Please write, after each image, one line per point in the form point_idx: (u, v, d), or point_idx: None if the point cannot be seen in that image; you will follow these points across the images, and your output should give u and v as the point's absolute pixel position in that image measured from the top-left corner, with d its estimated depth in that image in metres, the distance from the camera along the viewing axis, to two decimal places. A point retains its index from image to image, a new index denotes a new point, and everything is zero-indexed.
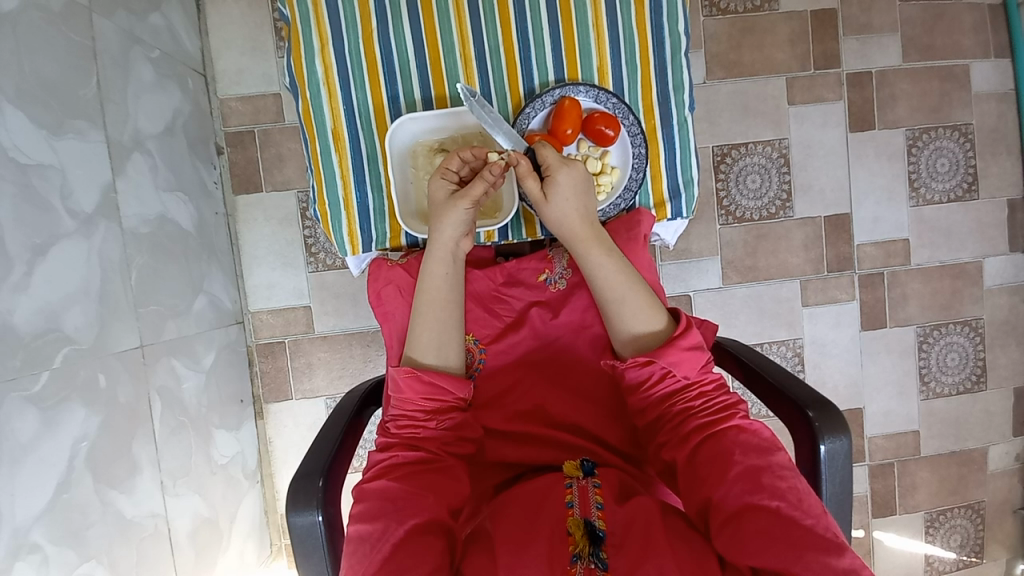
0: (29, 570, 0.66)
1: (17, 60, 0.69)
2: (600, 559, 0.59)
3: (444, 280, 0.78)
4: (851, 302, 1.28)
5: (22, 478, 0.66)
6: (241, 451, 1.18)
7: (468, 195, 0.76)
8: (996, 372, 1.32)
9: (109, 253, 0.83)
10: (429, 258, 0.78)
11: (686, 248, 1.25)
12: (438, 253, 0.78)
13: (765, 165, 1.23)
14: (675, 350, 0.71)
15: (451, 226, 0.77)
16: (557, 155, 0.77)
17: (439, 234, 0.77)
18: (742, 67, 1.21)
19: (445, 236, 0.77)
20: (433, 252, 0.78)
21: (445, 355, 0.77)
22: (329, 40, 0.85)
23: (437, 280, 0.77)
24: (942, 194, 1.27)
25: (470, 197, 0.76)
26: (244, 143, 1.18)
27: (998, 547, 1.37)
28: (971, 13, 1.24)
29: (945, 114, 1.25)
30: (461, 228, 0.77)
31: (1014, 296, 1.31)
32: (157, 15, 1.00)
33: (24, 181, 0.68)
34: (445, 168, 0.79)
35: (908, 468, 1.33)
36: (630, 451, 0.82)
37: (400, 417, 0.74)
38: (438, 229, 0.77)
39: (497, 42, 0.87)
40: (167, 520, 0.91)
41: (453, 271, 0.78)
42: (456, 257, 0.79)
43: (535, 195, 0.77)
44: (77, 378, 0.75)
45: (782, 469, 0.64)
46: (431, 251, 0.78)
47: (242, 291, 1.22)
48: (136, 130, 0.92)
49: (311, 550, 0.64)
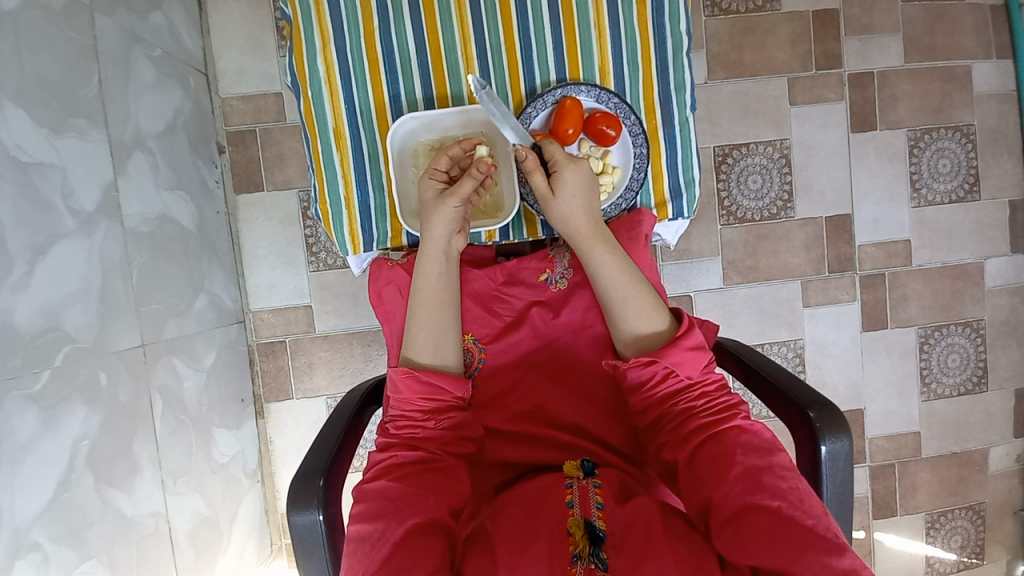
0: (29, 569, 0.66)
1: (17, 59, 0.68)
2: (600, 559, 0.59)
3: (437, 279, 0.78)
4: (851, 302, 1.28)
5: (22, 478, 0.66)
6: (242, 451, 1.18)
7: (457, 193, 0.77)
8: (996, 372, 1.32)
9: (110, 252, 0.82)
10: (421, 258, 0.78)
11: (686, 248, 1.25)
12: (431, 252, 0.78)
13: (766, 165, 1.23)
14: (679, 349, 0.71)
15: (441, 225, 0.77)
16: (563, 151, 0.77)
17: (431, 232, 0.77)
18: (743, 68, 1.21)
19: (437, 235, 0.77)
20: (425, 252, 0.78)
21: (441, 354, 0.77)
22: (330, 38, 0.85)
23: (430, 279, 0.78)
24: (943, 195, 1.27)
25: (459, 194, 0.76)
26: (244, 142, 1.18)
27: (998, 549, 1.36)
28: (972, 14, 1.24)
29: (945, 115, 1.25)
30: (450, 226, 0.78)
31: (1014, 297, 1.31)
32: (157, 14, 1.00)
33: (24, 180, 0.68)
34: (433, 168, 0.79)
35: (908, 469, 1.33)
36: (631, 451, 0.82)
37: (400, 417, 0.74)
38: (429, 228, 0.77)
39: (498, 41, 0.87)
40: (167, 520, 0.91)
41: (447, 270, 0.78)
42: (449, 256, 0.79)
43: (541, 190, 0.77)
44: (77, 377, 0.75)
45: (783, 469, 0.64)
46: (422, 250, 0.78)
47: (242, 290, 1.22)
48: (136, 129, 0.92)
49: (311, 549, 0.64)
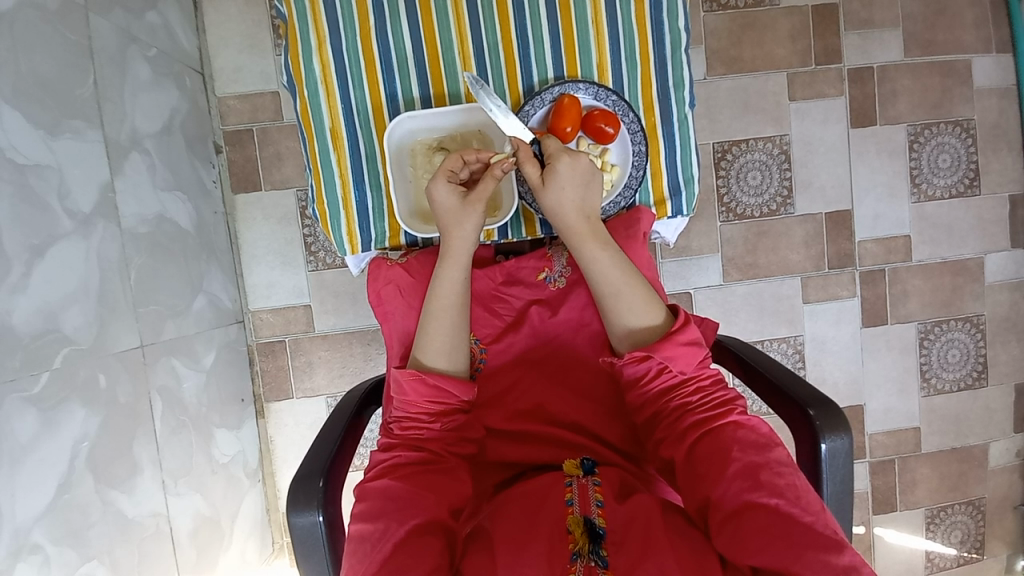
0: (30, 570, 0.66)
1: (14, 59, 0.68)
2: (600, 557, 0.59)
3: (459, 283, 0.77)
4: (851, 299, 1.28)
5: (22, 479, 0.66)
6: (242, 450, 1.18)
7: (482, 197, 0.77)
8: (996, 368, 1.32)
9: (108, 253, 0.82)
10: (445, 262, 0.78)
11: (686, 246, 1.25)
12: (455, 256, 0.77)
13: (766, 162, 1.23)
14: (673, 344, 0.71)
15: (468, 229, 0.77)
16: (561, 147, 0.79)
17: (461, 236, 0.77)
18: (742, 63, 1.20)
19: (464, 239, 0.77)
20: (452, 255, 0.77)
21: (455, 359, 0.77)
22: (326, 37, 0.84)
23: (453, 283, 0.77)
24: (943, 190, 1.26)
25: (483, 198, 0.77)
26: (242, 141, 1.18)
27: (998, 544, 1.37)
28: (972, 8, 1.23)
29: (945, 110, 1.24)
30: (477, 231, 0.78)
31: (1014, 292, 1.31)
32: (153, 13, 1.00)
33: (21, 180, 0.68)
34: (447, 169, 0.78)
35: (908, 465, 1.33)
36: (631, 449, 0.82)
37: (403, 419, 0.74)
38: (458, 230, 0.77)
39: (495, 37, 0.87)
40: (168, 519, 0.91)
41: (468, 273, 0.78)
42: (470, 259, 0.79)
43: (533, 180, 0.77)
44: (76, 378, 0.75)
45: (780, 466, 0.63)
46: (449, 253, 0.77)
47: (242, 290, 1.22)
48: (133, 128, 0.91)
49: (312, 549, 0.64)
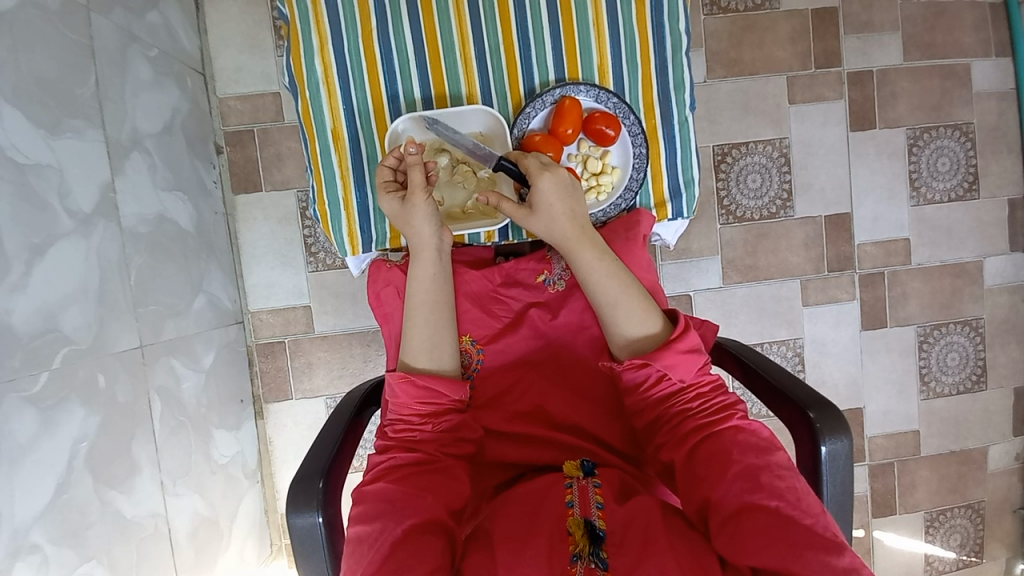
0: (29, 571, 0.66)
1: (14, 59, 0.68)
2: (600, 558, 0.59)
3: (431, 280, 0.78)
4: (851, 301, 1.28)
5: (20, 479, 0.66)
6: (241, 451, 1.18)
7: (415, 186, 0.76)
8: (996, 371, 1.32)
9: (108, 253, 0.82)
10: (413, 263, 0.78)
11: (686, 248, 1.25)
12: (421, 254, 0.78)
13: (765, 164, 1.23)
14: (673, 353, 0.71)
15: (422, 222, 0.77)
16: (540, 159, 0.77)
17: (418, 234, 0.77)
18: (742, 66, 1.20)
19: (424, 234, 0.77)
20: (418, 254, 0.78)
21: (438, 358, 0.77)
22: (328, 39, 0.84)
23: (423, 280, 0.78)
24: (943, 193, 1.26)
25: (418, 187, 0.76)
26: (243, 142, 1.18)
27: (997, 547, 1.37)
28: (972, 12, 1.24)
29: (945, 113, 1.24)
30: (433, 220, 0.78)
31: (1014, 295, 1.31)
32: (154, 13, 1.00)
33: (21, 180, 0.68)
34: (383, 183, 0.79)
35: (908, 468, 1.33)
36: (630, 451, 0.82)
37: (398, 421, 0.74)
38: (414, 232, 0.77)
39: (496, 38, 0.87)
40: (167, 520, 0.91)
41: (440, 267, 0.79)
42: (441, 253, 0.79)
43: (514, 213, 0.77)
44: (76, 378, 0.75)
45: (780, 468, 0.64)
46: (415, 253, 0.78)
47: (242, 291, 1.22)
48: (133, 128, 0.91)
49: (311, 550, 0.64)
